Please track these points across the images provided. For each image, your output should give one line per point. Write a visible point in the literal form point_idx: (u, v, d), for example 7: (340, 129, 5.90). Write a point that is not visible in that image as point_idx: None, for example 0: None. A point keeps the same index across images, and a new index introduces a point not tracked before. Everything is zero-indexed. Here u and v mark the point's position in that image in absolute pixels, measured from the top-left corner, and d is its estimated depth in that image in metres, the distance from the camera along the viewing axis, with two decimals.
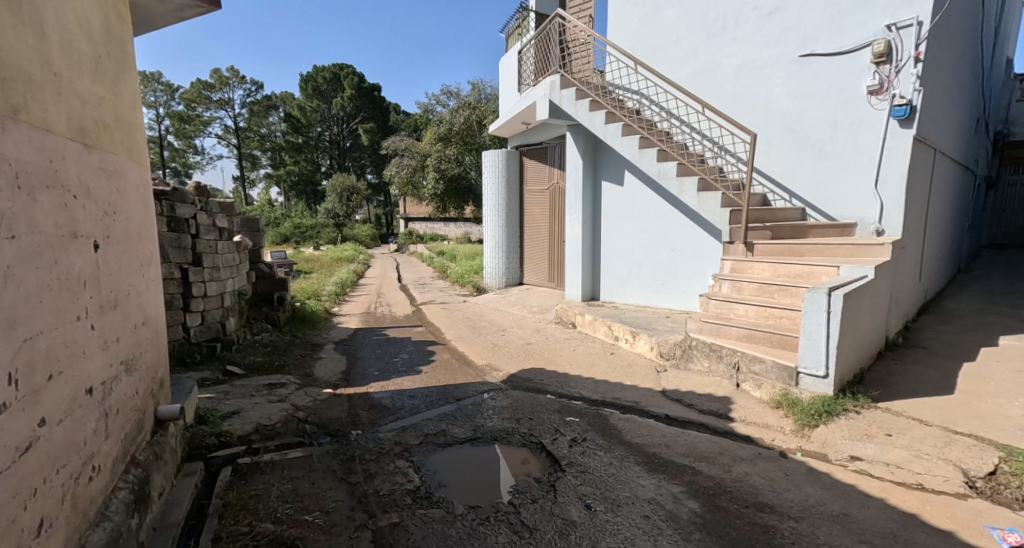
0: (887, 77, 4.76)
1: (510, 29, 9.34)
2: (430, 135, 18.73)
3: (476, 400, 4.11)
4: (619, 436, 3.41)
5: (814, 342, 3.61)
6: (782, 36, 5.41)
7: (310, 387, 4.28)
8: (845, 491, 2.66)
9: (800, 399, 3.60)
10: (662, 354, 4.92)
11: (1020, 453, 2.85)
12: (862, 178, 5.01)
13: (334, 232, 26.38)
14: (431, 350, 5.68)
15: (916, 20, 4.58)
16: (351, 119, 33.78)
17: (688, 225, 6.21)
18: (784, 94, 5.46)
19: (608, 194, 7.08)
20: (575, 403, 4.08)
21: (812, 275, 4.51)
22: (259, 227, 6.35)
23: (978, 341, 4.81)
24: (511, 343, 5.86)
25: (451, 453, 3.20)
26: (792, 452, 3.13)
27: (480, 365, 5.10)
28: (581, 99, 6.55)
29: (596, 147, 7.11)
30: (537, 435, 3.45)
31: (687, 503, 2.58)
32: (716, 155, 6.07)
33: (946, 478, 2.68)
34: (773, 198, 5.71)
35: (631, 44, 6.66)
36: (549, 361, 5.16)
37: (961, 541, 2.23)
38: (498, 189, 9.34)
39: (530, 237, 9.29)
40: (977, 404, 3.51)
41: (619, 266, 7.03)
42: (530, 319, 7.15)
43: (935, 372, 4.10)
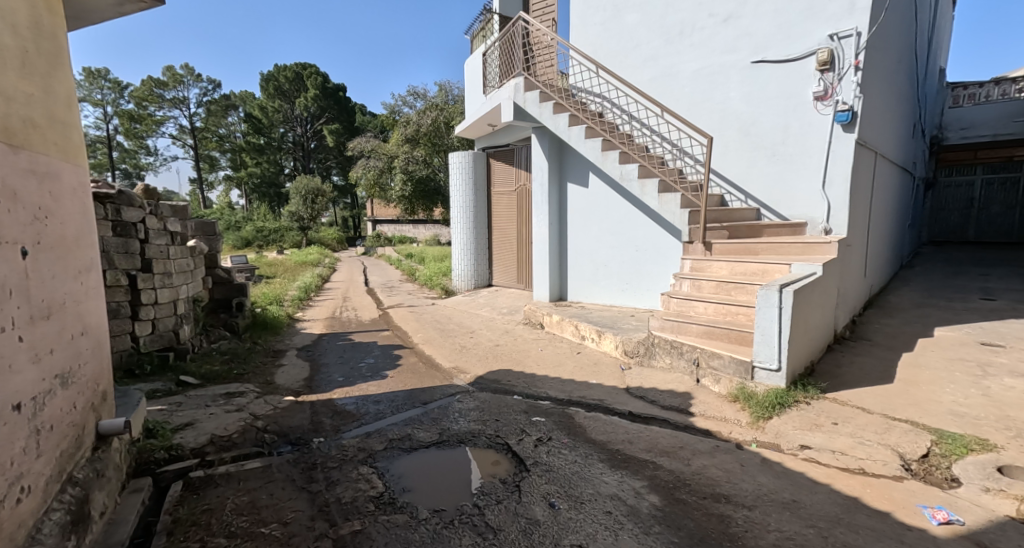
0: (831, 83, 5.00)
1: (475, 31, 9.37)
2: (397, 136, 18.50)
3: (443, 403, 4.09)
4: (584, 434, 3.47)
5: (767, 337, 3.76)
6: (735, 43, 5.62)
7: (270, 396, 4.16)
8: (795, 478, 2.78)
9: (756, 393, 3.74)
10: (626, 352, 5.03)
11: (951, 436, 3.05)
12: (811, 180, 5.25)
13: (299, 236, 25.79)
14: (398, 354, 5.61)
15: (856, 31, 4.84)
16: (315, 120, 32.98)
17: (651, 225, 6.36)
18: (738, 99, 5.67)
19: (573, 196, 7.16)
20: (542, 403, 4.12)
21: (766, 273, 4.70)
22: (216, 230, 6.11)
23: (917, 333, 5.13)
24: (479, 345, 5.86)
25: (416, 457, 3.17)
26: (747, 444, 3.25)
27: (448, 368, 5.07)
28: (545, 101, 6.62)
29: (561, 149, 7.19)
30: (503, 436, 3.46)
31: (648, 498, 2.64)
32: (676, 157, 6.24)
33: (884, 462, 2.85)
34: (730, 198, 5.91)
35: (592, 48, 6.77)
36: (517, 362, 5.18)
37: (898, 521, 2.36)
38: (465, 190, 9.31)
39: (498, 239, 9.32)
40: (915, 391, 3.74)
41: (585, 266, 7.14)
42: (499, 320, 7.18)
43: (878, 363, 4.34)
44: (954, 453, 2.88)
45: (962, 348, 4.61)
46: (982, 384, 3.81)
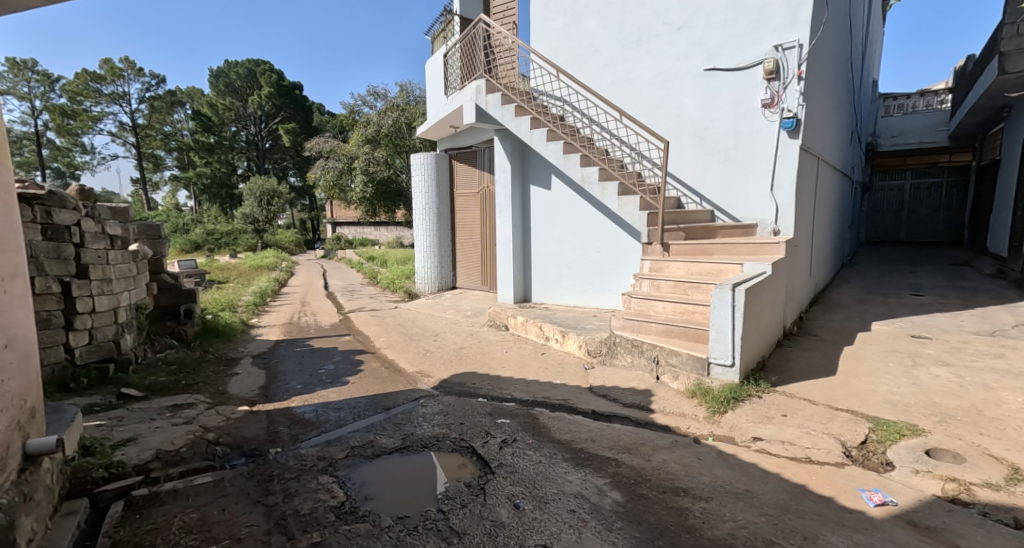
0: (777, 91, 5.26)
1: (435, 32, 9.32)
2: (357, 137, 18.13)
3: (406, 408, 4.04)
4: (548, 434, 3.50)
5: (722, 334, 3.91)
6: (689, 51, 5.83)
7: (223, 406, 3.98)
8: (748, 469, 2.91)
9: (712, 388, 3.88)
10: (589, 352, 5.11)
11: (887, 423, 3.26)
12: (760, 183, 5.51)
13: (254, 238, 24.79)
14: (359, 360, 5.49)
15: (798, 43, 5.12)
16: (270, 119, 31.85)
17: (612, 227, 6.49)
18: (692, 105, 5.88)
19: (536, 198, 7.22)
20: (507, 405, 4.13)
21: (721, 272, 4.89)
22: (161, 234, 5.80)
23: (857, 327, 5.46)
24: (443, 348, 5.81)
25: (379, 464, 3.10)
26: (704, 438, 3.37)
27: (411, 372, 5.01)
28: (506, 104, 6.66)
29: (524, 152, 7.23)
30: (468, 439, 3.45)
31: (610, 495, 2.70)
32: (635, 161, 6.40)
33: (828, 450, 3.02)
34: (686, 201, 6.12)
35: (553, 52, 6.86)
36: (482, 364, 5.17)
37: (840, 504, 2.50)
38: (428, 192, 9.22)
39: (461, 241, 9.28)
40: (855, 382, 3.98)
41: (549, 267, 7.20)
42: (463, 323, 7.15)
43: (822, 357, 4.59)
44: (889, 439, 3.09)
45: (896, 340, 4.95)
46: (913, 374, 4.10)
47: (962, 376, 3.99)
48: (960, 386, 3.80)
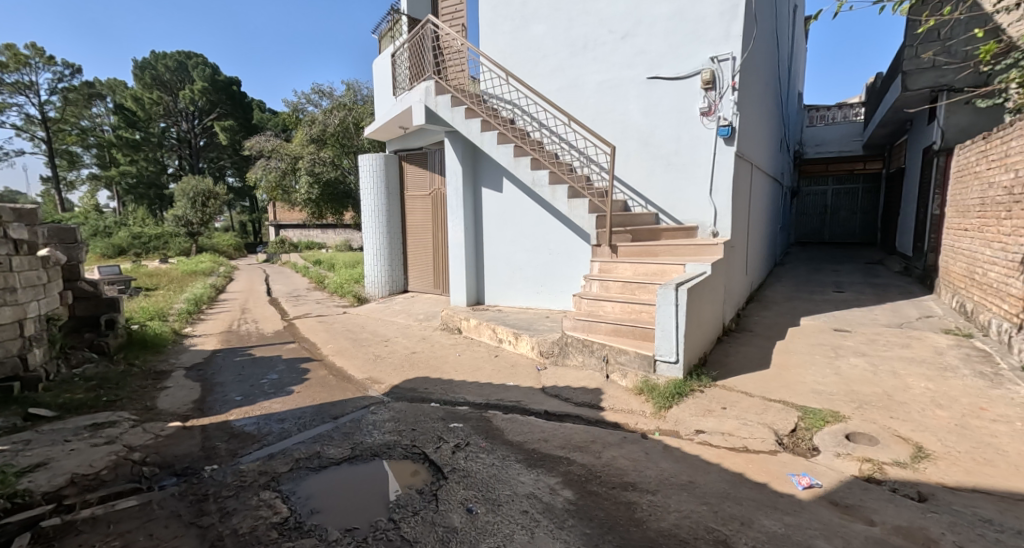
0: (714, 100, 5.54)
1: (382, 31, 9.15)
2: (301, 136, 17.48)
3: (355, 416, 3.92)
4: (501, 437, 3.50)
5: (666, 332, 4.06)
6: (633, 59, 6.04)
7: (151, 423, 3.71)
8: (691, 461, 3.05)
9: (657, 384, 4.03)
10: (542, 353, 5.17)
11: (813, 412, 3.51)
12: (700, 188, 5.79)
13: (187, 242, 23.26)
14: (305, 368, 5.27)
15: (731, 55, 5.43)
16: (204, 115, 30.05)
17: (563, 229, 6.60)
18: (637, 112, 6.09)
19: (487, 201, 7.23)
20: (460, 409, 4.10)
21: (665, 273, 5.09)
22: (76, 238, 5.29)
23: (788, 323, 5.85)
24: (394, 354, 5.69)
25: (325, 476, 2.99)
26: (651, 433, 3.49)
27: (361, 379, 4.87)
28: (456, 106, 6.63)
29: (474, 154, 7.22)
30: (420, 445, 3.39)
31: (562, 493, 2.74)
32: (583, 164, 6.54)
33: (763, 439, 3.21)
34: (632, 204, 6.32)
35: (502, 55, 6.90)
36: (434, 369, 5.10)
37: (773, 490, 2.67)
38: (376, 194, 9.01)
39: (413, 243, 9.14)
40: (786, 374, 4.26)
41: (501, 269, 7.23)
42: (415, 327, 7.03)
43: (757, 351, 4.88)
44: (816, 426, 3.33)
45: (821, 334, 5.34)
46: (835, 364, 4.44)
47: (876, 365, 4.37)
48: (875, 374, 4.16)
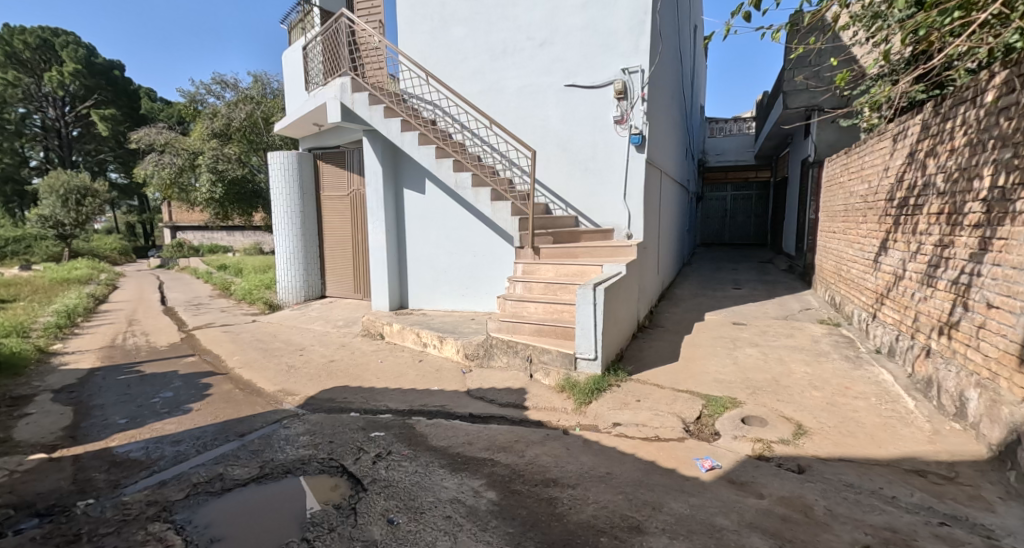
0: (626, 109, 5.85)
1: (292, 22, 8.65)
2: (201, 130, 16.04)
3: (265, 431, 3.65)
4: (425, 443, 3.43)
5: (586, 330, 4.21)
6: (550, 66, 6.22)
7: (5, 459, 3.18)
8: (608, 453, 3.19)
9: (578, 381, 4.17)
10: (467, 356, 5.15)
11: (714, 400, 3.82)
12: (616, 192, 6.09)
13: (58, 246, 20.26)
14: (206, 383, 4.80)
15: (640, 68, 5.77)
16: (77, 102, 26.43)
17: (487, 232, 6.63)
18: (555, 118, 6.28)
19: (410, 203, 7.08)
20: (382, 417, 3.96)
21: (584, 273, 5.29)
22: None
23: (694, 318, 6.33)
24: (309, 363, 5.37)
25: (229, 499, 2.75)
26: (572, 428, 3.60)
27: (272, 392, 4.53)
28: (375, 104, 6.43)
29: (395, 155, 7.03)
30: (338, 458, 3.23)
31: (485, 495, 2.74)
32: (506, 167, 6.63)
33: (672, 427, 3.43)
34: (554, 207, 6.49)
35: (421, 55, 6.80)
36: (355, 377, 4.88)
37: (680, 474, 2.87)
38: (289, 194, 8.46)
39: (330, 246, 8.70)
40: (693, 366, 4.60)
41: (425, 272, 7.10)
42: (333, 334, 6.68)
43: (668, 345, 5.22)
44: (717, 412, 3.63)
45: (722, 328, 5.84)
46: (733, 355, 4.88)
47: (767, 353, 4.86)
48: (766, 362, 4.63)
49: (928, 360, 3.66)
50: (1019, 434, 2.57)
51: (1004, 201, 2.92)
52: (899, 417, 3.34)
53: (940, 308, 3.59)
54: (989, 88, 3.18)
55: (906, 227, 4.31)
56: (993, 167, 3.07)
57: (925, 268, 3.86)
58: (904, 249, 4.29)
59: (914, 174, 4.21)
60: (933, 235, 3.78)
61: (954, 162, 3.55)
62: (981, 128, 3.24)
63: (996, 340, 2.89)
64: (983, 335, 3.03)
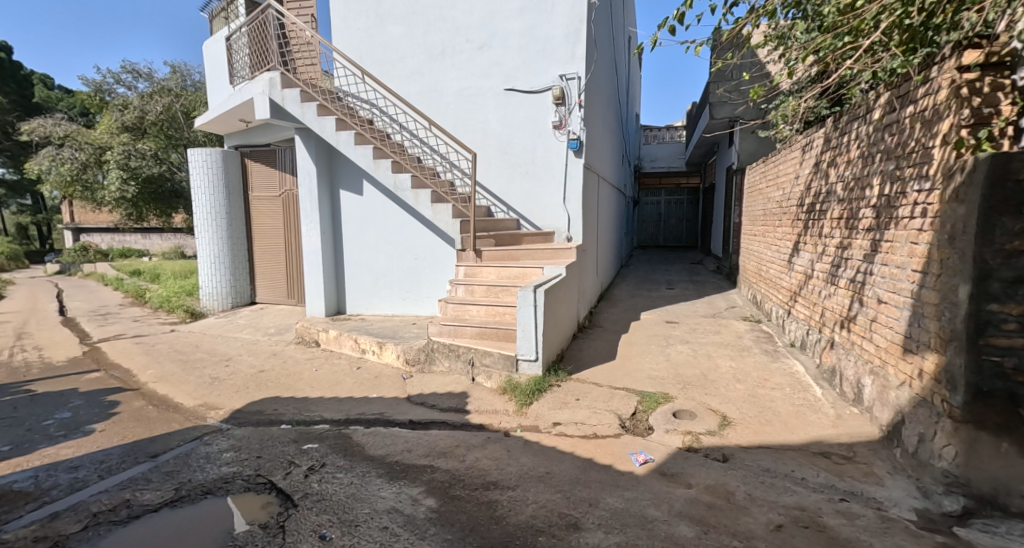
0: (564, 115, 5.98)
1: (214, 10, 8.11)
2: (109, 122, 14.65)
3: (182, 450, 3.36)
4: (362, 453, 3.31)
5: (527, 332, 4.25)
6: (489, 70, 6.25)
7: None
8: (548, 452, 3.23)
9: (520, 382, 4.19)
10: (408, 361, 5.03)
11: (649, 396, 3.98)
12: (555, 195, 6.21)
13: None
14: (113, 401, 4.36)
15: (577, 75, 5.92)
16: None
17: (428, 235, 6.52)
18: (496, 120, 6.30)
19: (346, 204, 6.83)
20: (316, 428, 3.78)
21: (526, 276, 5.35)
22: None
23: (631, 318, 6.57)
24: (236, 374, 5.01)
25: (136, 528, 2.50)
26: (514, 430, 3.61)
27: (192, 407, 4.20)
28: (307, 102, 6.16)
29: (330, 154, 6.76)
30: (266, 474, 3.04)
31: (424, 503, 2.68)
32: (446, 169, 6.57)
33: (609, 424, 3.53)
34: (495, 209, 6.50)
35: (357, 52, 6.59)
36: (287, 387, 4.63)
37: (616, 470, 2.96)
38: (212, 193, 7.89)
39: (260, 250, 8.22)
40: (629, 364, 4.77)
41: (364, 276, 6.87)
42: (263, 343, 6.29)
43: (606, 344, 5.39)
44: (651, 407, 3.78)
45: (656, 326, 6.12)
46: (666, 352, 5.11)
47: (696, 350, 5.14)
48: (695, 358, 4.89)
49: (832, 351, 4.02)
50: (903, 415, 2.88)
51: (889, 207, 3.27)
52: (809, 405, 3.64)
53: (841, 305, 3.95)
54: (876, 106, 3.55)
55: (814, 231, 4.72)
56: (880, 177, 3.43)
57: (830, 267, 4.25)
58: (812, 251, 4.69)
59: (819, 183, 4.62)
60: (835, 237, 4.16)
61: (850, 171, 3.94)
62: (871, 142, 3.62)
63: (884, 331, 3.23)
64: (875, 327, 3.37)
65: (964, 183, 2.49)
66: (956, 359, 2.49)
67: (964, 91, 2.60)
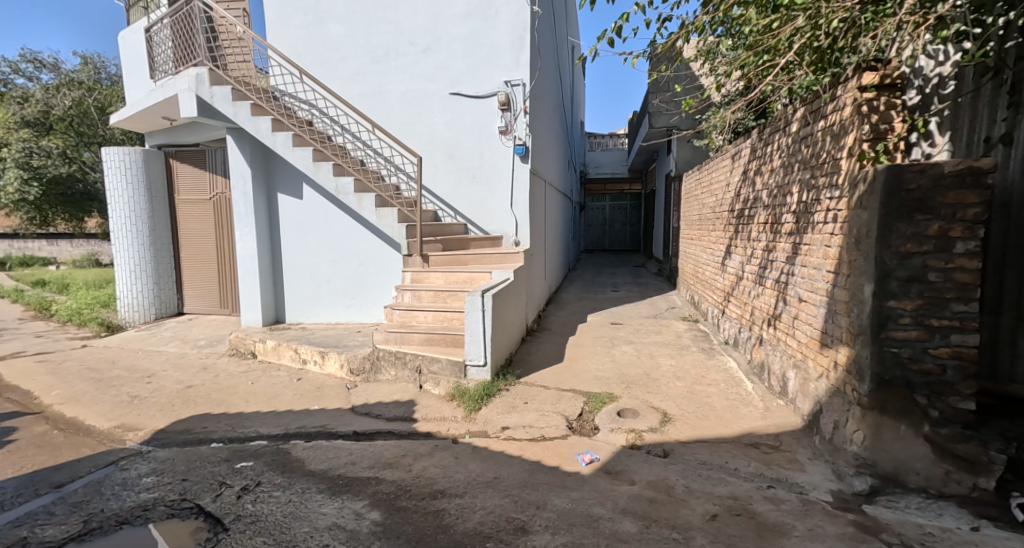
0: (510, 120, 6.03)
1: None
2: (7, 116, 13.14)
3: (93, 478, 3.06)
4: (301, 468, 3.16)
5: (475, 337, 4.23)
6: (434, 74, 6.20)
7: None
8: (496, 457, 3.23)
9: (468, 388, 4.16)
10: (352, 371, 4.87)
11: (595, 396, 4.08)
12: (502, 200, 6.24)
13: None
14: (10, 427, 3.90)
15: (522, 82, 5.99)
16: None
17: (372, 239, 6.36)
18: (441, 124, 6.26)
19: (285, 209, 6.53)
20: (251, 445, 3.56)
21: (474, 280, 5.33)
22: None
23: (578, 320, 6.71)
24: (160, 392, 4.63)
25: None
26: (462, 436, 3.57)
27: (107, 430, 3.83)
28: (239, 101, 5.84)
29: (267, 156, 6.44)
30: (193, 498, 2.83)
31: (368, 517, 2.59)
32: (391, 173, 6.44)
33: (557, 426, 3.58)
34: (442, 214, 6.44)
35: (294, 51, 6.33)
36: (219, 403, 4.34)
37: (563, 471, 3.00)
38: (130, 196, 7.27)
39: (188, 256, 7.68)
40: (577, 365, 4.87)
41: (305, 283, 6.58)
42: (192, 356, 5.86)
43: (554, 347, 5.47)
44: (597, 407, 3.87)
45: (602, 328, 6.29)
46: (611, 352, 5.26)
47: (639, 350, 5.32)
48: (638, 358, 5.07)
49: (761, 347, 4.29)
50: (821, 405, 3.12)
51: (806, 213, 3.55)
52: (741, 399, 3.87)
53: (768, 304, 4.24)
54: (793, 120, 3.85)
55: (743, 235, 5.03)
56: (798, 185, 3.72)
57: (757, 268, 4.55)
58: (742, 254, 5.00)
59: (747, 190, 4.94)
60: (762, 241, 4.46)
61: (773, 179, 4.24)
62: (790, 153, 3.92)
63: (805, 327, 3.49)
64: (797, 323, 3.63)
65: (866, 192, 2.74)
66: (863, 352, 2.72)
67: (864, 108, 2.89)
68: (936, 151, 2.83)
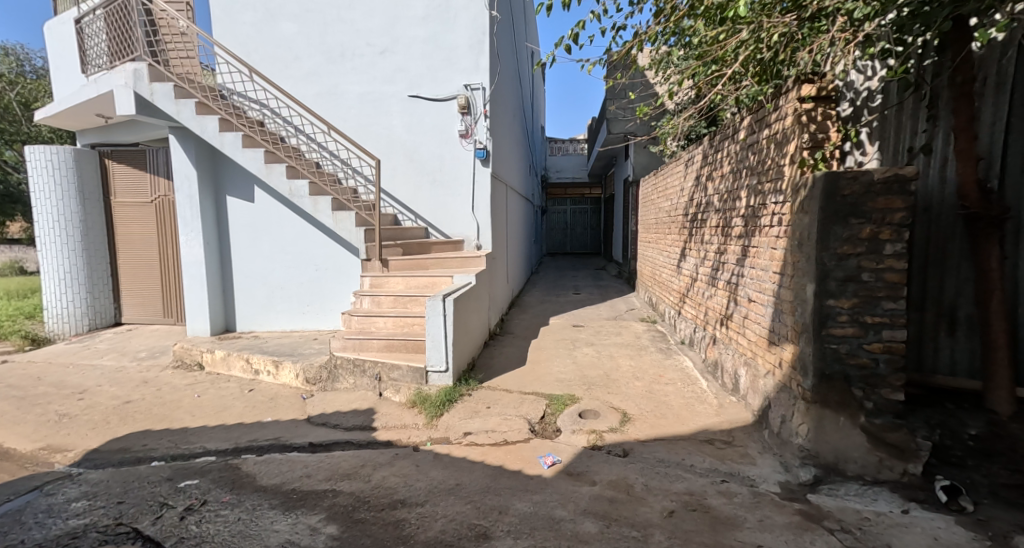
0: (470, 124, 6.01)
1: None
2: None
3: (13, 506, 2.80)
4: (252, 484, 3.01)
5: (436, 342, 4.18)
6: (392, 75, 6.10)
7: None
8: (458, 463, 3.19)
9: (429, 394, 4.09)
10: (308, 380, 4.70)
11: (557, 398, 4.11)
12: (463, 203, 6.21)
13: None
14: None
15: (481, 86, 5.99)
16: None
17: (329, 244, 6.17)
18: (400, 127, 6.16)
19: (234, 212, 6.24)
20: (198, 461, 3.36)
21: (435, 284, 5.26)
22: None
23: (540, 323, 6.75)
24: (94, 409, 4.31)
25: None
26: (423, 444, 3.51)
27: (32, 452, 3.52)
28: (182, 98, 5.55)
29: (214, 157, 6.15)
30: (130, 521, 2.64)
31: (324, 531, 2.50)
32: (348, 175, 6.28)
33: (519, 429, 3.57)
34: (402, 218, 6.34)
35: (243, 48, 6.09)
36: (162, 418, 4.08)
37: (525, 474, 3.00)
38: (58, 197, 6.72)
39: (127, 263, 7.21)
40: (539, 368, 4.88)
41: (256, 290, 6.31)
42: (131, 369, 5.48)
43: (516, 350, 5.48)
44: (559, 409, 3.90)
45: (564, 330, 6.35)
46: (573, 354, 5.32)
47: (600, 351, 5.41)
48: (599, 359, 5.14)
49: (715, 346, 4.45)
50: (770, 400, 3.27)
51: (754, 217, 3.72)
52: (697, 397, 4.00)
53: (720, 304, 4.40)
54: (741, 128, 4.04)
55: (696, 238, 5.22)
56: (746, 190, 3.88)
57: (710, 270, 4.72)
58: (696, 256, 5.18)
59: (699, 195, 5.13)
60: (713, 244, 4.64)
61: (723, 185, 4.43)
62: (738, 159, 4.10)
63: (754, 326, 3.64)
64: (747, 323, 3.79)
65: (807, 197, 2.90)
66: (807, 348, 2.87)
67: (804, 118, 3.04)
68: (867, 159, 3.04)
